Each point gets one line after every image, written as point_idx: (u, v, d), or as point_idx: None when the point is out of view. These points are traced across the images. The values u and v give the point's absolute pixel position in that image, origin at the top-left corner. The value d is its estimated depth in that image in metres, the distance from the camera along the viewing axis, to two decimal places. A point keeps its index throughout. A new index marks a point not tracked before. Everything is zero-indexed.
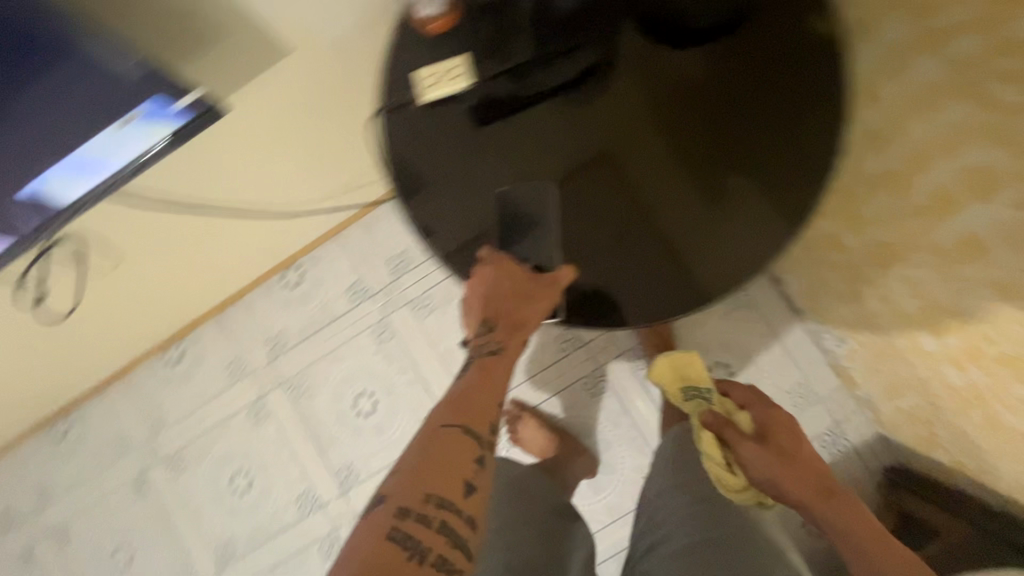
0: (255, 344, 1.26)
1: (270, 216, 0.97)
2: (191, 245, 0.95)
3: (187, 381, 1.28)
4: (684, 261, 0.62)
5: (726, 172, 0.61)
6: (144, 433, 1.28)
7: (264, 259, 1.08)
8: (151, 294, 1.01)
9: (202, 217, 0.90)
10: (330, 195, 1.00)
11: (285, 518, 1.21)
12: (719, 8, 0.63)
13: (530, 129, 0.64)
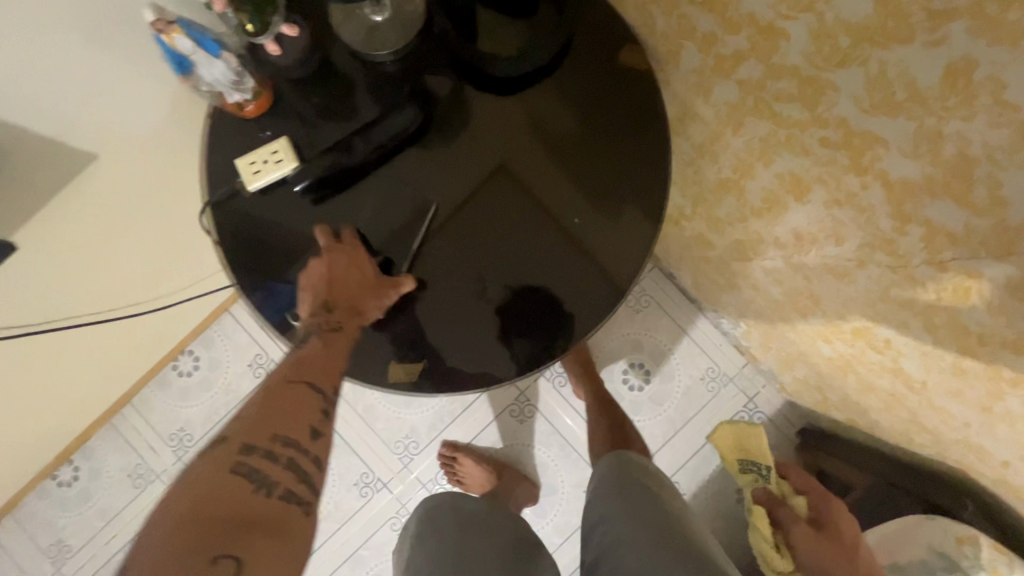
0: (157, 445, 1.16)
1: (134, 318, 0.89)
2: (48, 371, 0.85)
3: (86, 504, 1.16)
4: (566, 285, 0.63)
5: (601, 183, 0.64)
6: (46, 571, 1.15)
7: (140, 357, 1.00)
8: (13, 430, 0.90)
9: (50, 343, 0.79)
10: (200, 278, 0.95)
11: None
12: (543, 49, 0.62)
13: (378, 194, 0.62)
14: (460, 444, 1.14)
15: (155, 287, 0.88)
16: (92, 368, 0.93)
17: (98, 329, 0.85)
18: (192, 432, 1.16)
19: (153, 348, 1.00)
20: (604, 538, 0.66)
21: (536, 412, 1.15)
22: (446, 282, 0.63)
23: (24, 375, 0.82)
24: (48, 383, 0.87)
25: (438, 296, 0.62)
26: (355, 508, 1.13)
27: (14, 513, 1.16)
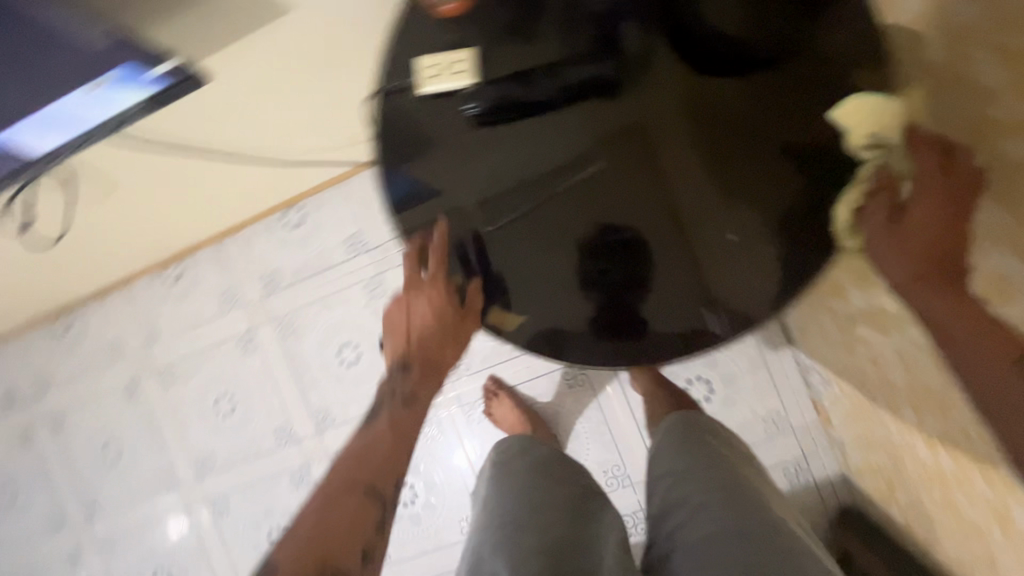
0: (249, 278, 1.27)
1: (264, 164, 0.95)
2: (185, 185, 0.94)
3: (183, 306, 1.31)
4: (684, 293, 0.60)
5: (755, 191, 0.58)
6: (139, 343, 1.33)
7: (258, 202, 1.06)
8: (144, 226, 1.02)
9: (196, 159, 0.89)
10: (328, 148, 0.97)
11: (263, 445, 1.29)
12: (756, 44, 0.57)
13: (530, 136, 0.61)
14: (506, 384, 1.18)
15: (289, 143, 0.92)
16: (218, 199, 1.01)
17: (233, 164, 0.92)
18: (281, 279, 1.26)
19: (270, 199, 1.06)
20: (670, 494, 0.67)
21: (589, 383, 1.15)
22: (572, 242, 0.60)
23: (166, 181, 0.91)
24: (181, 195, 0.96)
25: (543, 241, 0.61)
26: None
27: (129, 290, 1.34)
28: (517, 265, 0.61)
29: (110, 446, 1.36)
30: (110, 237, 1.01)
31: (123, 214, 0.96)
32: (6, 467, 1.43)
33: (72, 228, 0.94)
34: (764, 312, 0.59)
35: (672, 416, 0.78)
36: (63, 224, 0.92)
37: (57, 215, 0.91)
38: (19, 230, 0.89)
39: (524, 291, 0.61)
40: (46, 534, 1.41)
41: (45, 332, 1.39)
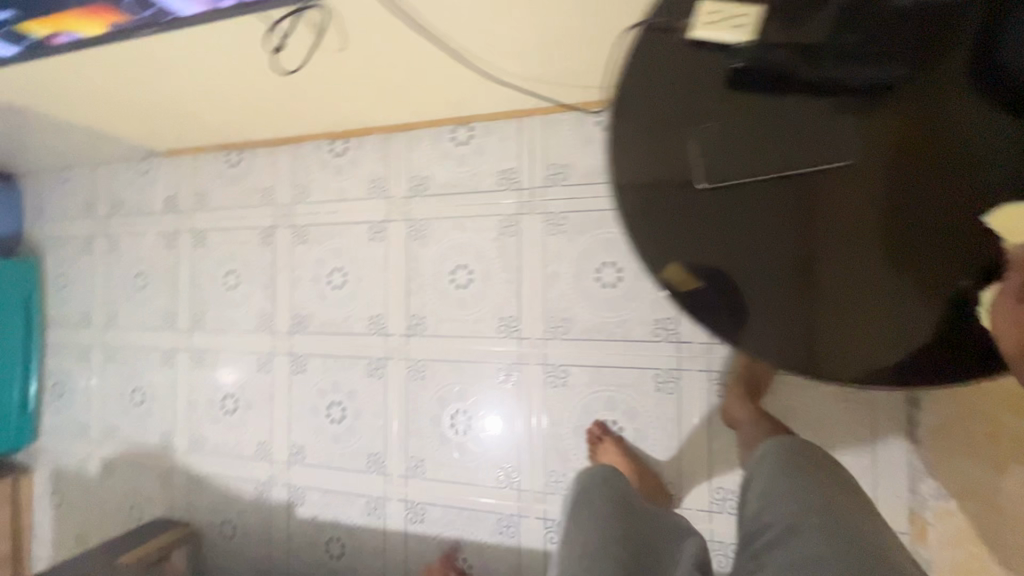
0: (401, 176, 1.35)
1: (468, 63, 0.97)
2: (410, 60, 0.97)
3: (337, 180, 1.41)
4: (840, 336, 0.56)
5: (913, 262, 0.55)
6: (288, 197, 1.46)
7: (459, 95, 1.11)
8: (356, 83, 1.07)
9: (434, 43, 0.91)
10: (546, 74, 1.01)
11: (354, 326, 1.39)
12: (991, 118, 0.54)
13: (753, 118, 0.58)
14: (611, 430, 1.18)
15: (516, 56, 0.94)
16: (413, 80, 1.05)
17: (461, 57, 0.95)
18: (429, 187, 1.32)
19: (468, 100, 1.14)
20: (760, 513, 0.78)
21: (677, 395, 1.14)
22: (761, 236, 0.58)
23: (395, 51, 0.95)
24: (385, 68, 1.01)
25: (684, 223, 0.60)
26: (488, 335, 1.27)
27: (297, 149, 1.45)
28: (699, 232, 0.59)
29: (231, 275, 1.52)
30: (309, 81, 1.08)
31: (330, 67, 1.01)
32: (146, 259, 1.63)
33: (307, 65, 0.99)
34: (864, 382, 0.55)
35: (773, 443, 0.85)
36: (305, 60, 0.97)
37: (303, 50, 0.95)
38: (271, 50, 0.93)
39: (692, 258, 0.59)
40: (155, 326, 1.60)
41: (216, 158, 1.54)
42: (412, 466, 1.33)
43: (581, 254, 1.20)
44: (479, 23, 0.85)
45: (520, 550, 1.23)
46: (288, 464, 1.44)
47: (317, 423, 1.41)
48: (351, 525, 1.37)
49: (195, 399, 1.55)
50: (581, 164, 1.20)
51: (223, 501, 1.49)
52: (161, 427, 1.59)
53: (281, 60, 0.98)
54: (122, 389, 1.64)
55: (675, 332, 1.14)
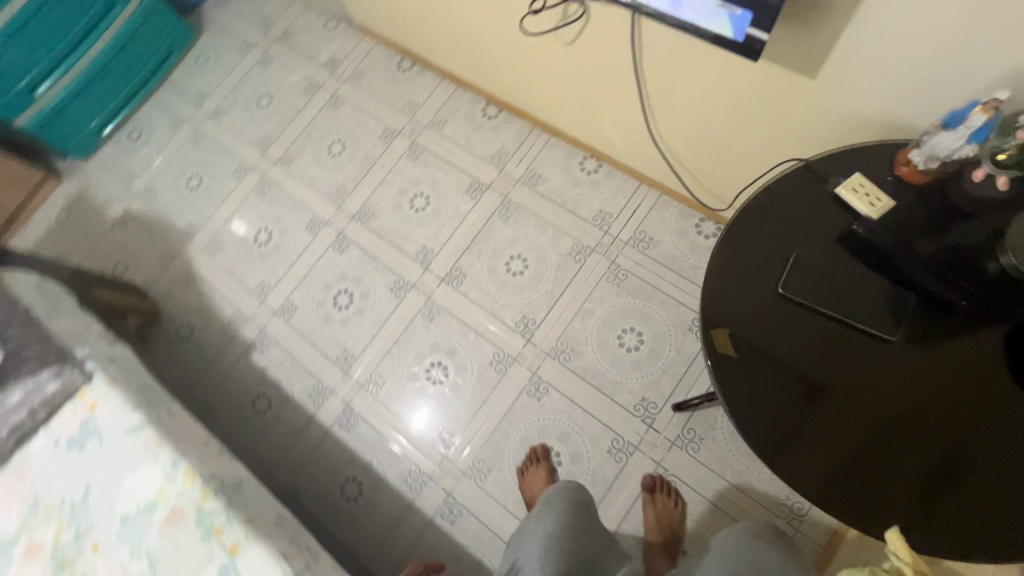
0: (522, 162, 1.51)
1: (645, 115, 1.14)
2: (611, 87, 1.14)
3: (472, 132, 1.57)
4: (788, 434, 0.67)
5: (874, 424, 0.66)
6: (426, 119, 1.62)
7: (621, 136, 1.29)
8: (559, 76, 1.25)
9: (636, 88, 1.08)
10: (694, 168, 1.18)
11: (406, 247, 1.50)
12: (994, 371, 0.66)
13: (834, 261, 0.72)
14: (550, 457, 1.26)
15: (685, 138, 1.11)
16: (596, 100, 1.23)
17: (646, 111, 1.13)
18: (539, 185, 1.47)
19: (626, 144, 1.30)
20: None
21: (621, 466, 1.23)
22: (781, 335, 0.70)
23: (606, 74, 1.12)
24: (584, 77, 1.18)
25: (739, 292, 0.73)
26: (505, 323, 1.38)
27: (459, 91, 1.62)
28: (757, 319, 0.71)
29: (337, 146, 1.65)
30: (522, 49, 1.26)
31: (549, 49, 1.19)
32: (280, 88, 1.78)
33: (541, 39, 1.17)
34: (780, 472, 0.66)
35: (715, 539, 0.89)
36: (544, 36, 1.14)
37: (547, 29, 1.13)
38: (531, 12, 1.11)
39: (739, 334, 0.71)
40: (249, 141, 1.73)
41: (391, 57, 1.72)
42: (372, 381, 1.41)
43: (619, 310, 1.33)
44: (679, 95, 1.02)
45: (411, 505, 1.29)
46: (273, 313, 1.52)
47: (321, 298, 1.51)
48: (289, 395, 1.43)
49: (237, 215, 1.65)
50: (663, 245, 1.35)
51: (199, 307, 1.57)
52: (192, 217, 1.68)
53: (529, 24, 1.15)
54: (186, 168, 1.75)
55: (652, 417, 1.25)
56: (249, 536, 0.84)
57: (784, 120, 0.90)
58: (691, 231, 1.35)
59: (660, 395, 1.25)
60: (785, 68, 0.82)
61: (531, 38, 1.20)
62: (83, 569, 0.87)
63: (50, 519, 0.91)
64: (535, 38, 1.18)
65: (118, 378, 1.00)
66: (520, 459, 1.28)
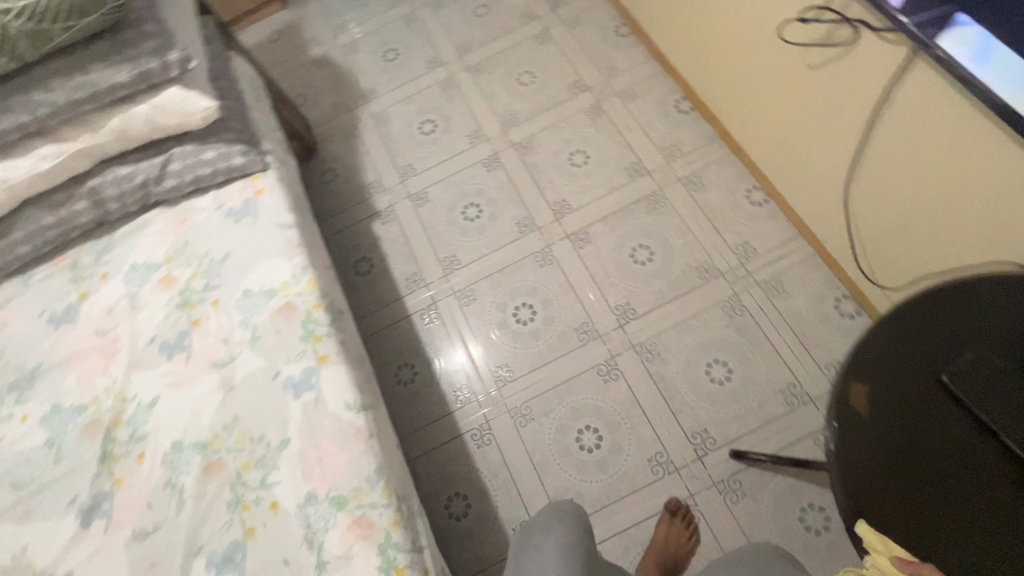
0: (692, 164, 1.49)
1: (851, 166, 1.09)
2: (830, 126, 1.10)
3: (656, 118, 1.56)
4: (883, 512, 0.64)
5: (981, 547, 0.61)
6: (618, 87, 1.62)
7: (807, 181, 1.24)
8: (777, 97, 1.21)
9: (858, 138, 1.04)
10: (872, 240, 1.12)
11: (546, 192, 1.53)
12: None
13: (1011, 376, 0.67)
14: (592, 438, 1.27)
15: (881, 207, 1.06)
16: (804, 133, 1.19)
17: (854, 165, 1.08)
18: (697, 192, 1.45)
19: (808, 191, 1.25)
20: None
21: (654, 478, 1.22)
22: (918, 419, 0.67)
23: (832, 112, 1.08)
24: (806, 107, 1.14)
25: (894, 361, 0.70)
26: (606, 300, 1.39)
27: (661, 75, 1.61)
28: (902, 392, 0.68)
29: (527, 76, 1.70)
30: (754, 56, 1.23)
31: (784, 66, 1.15)
32: (499, 4, 1.83)
33: (782, 54, 1.14)
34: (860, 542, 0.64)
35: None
36: (787, 52, 1.11)
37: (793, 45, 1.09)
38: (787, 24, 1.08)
39: (876, 397, 0.69)
40: (452, 39, 1.81)
41: (612, 17, 1.73)
42: (463, 293, 1.46)
43: (720, 341, 1.31)
44: (901, 161, 0.97)
45: (449, 414, 1.35)
46: (406, 195, 1.61)
47: (452, 202, 1.57)
48: (389, 271, 1.52)
49: (413, 99, 1.75)
50: (792, 302, 1.31)
51: (348, 162, 1.69)
52: (376, 84, 1.80)
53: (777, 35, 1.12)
54: (388, 40, 1.86)
55: (705, 451, 1.22)
56: (338, 356, 0.92)
57: (1009, 228, 0.84)
58: (828, 303, 1.29)
59: (723, 435, 1.23)
60: None
61: (771, 47, 1.16)
62: (200, 315, 0.99)
63: (190, 265, 1.04)
64: (777, 49, 1.14)
65: (283, 180, 1.11)
66: (563, 425, 1.29)
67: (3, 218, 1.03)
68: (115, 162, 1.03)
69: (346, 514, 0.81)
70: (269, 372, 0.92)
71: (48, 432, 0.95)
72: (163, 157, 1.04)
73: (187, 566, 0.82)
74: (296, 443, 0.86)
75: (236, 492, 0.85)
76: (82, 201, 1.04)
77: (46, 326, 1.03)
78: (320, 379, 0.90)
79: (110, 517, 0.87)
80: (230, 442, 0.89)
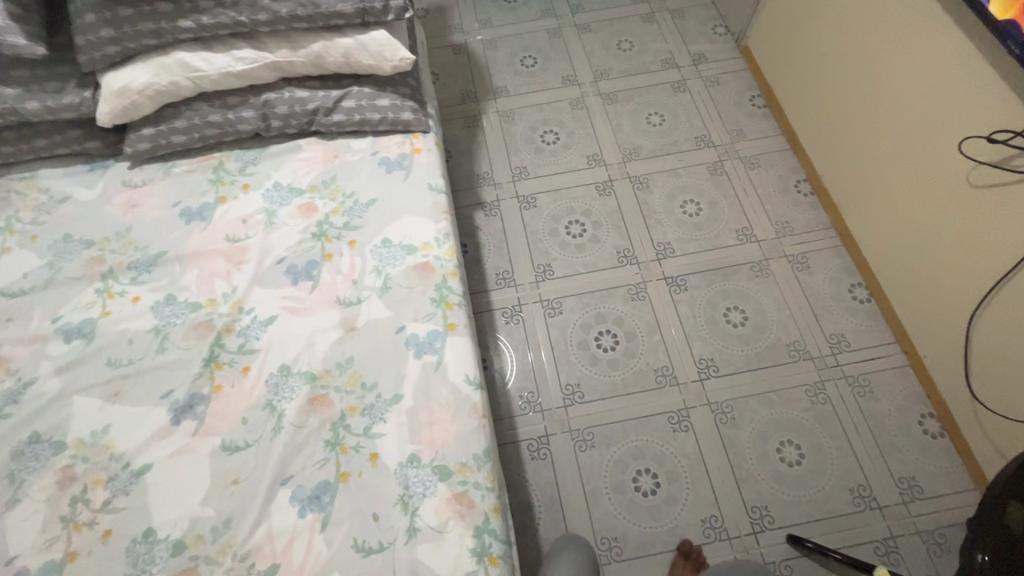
0: (801, 245, 1.50)
1: (988, 291, 1.10)
2: (975, 246, 1.11)
3: (774, 191, 1.59)
4: None
5: None
6: (742, 152, 1.66)
7: (928, 293, 1.25)
8: (919, 205, 1.23)
9: (1009, 264, 1.05)
10: (989, 367, 1.12)
11: (653, 231, 1.55)
12: None
13: None
14: (649, 482, 1.25)
15: (1014, 338, 1.06)
16: (939, 249, 1.20)
17: (993, 291, 1.09)
18: (801, 272, 1.46)
19: (925, 302, 1.26)
20: None
21: (703, 540, 1.19)
22: None
23: (984, 234, 1.09)
24: (951, 223, 1.16)
25: None
26: (691, 351, 1.38)
27: (787, 154, 1.65)
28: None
29: (656, 117, 1.73)
30: (905, 160, 1.25)
31: (939, 178, 1.17)
32: (643, 44, 1.89)
33: (940, 165, 1.16)
34: None
35: None
36: (950, 163, 1.13)
37: (960, 159, 1.11)
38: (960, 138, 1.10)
39: None
40: (591, 64, 1.86)
41: (749, 86, 1.78)
42: (549, 303, 1.46)
43: (797, 423, 1.29)
44: None
45: (510, 417, 1.33)
46: (515, 195, 1.63)
47: (558, 214, 1.59)
48: (481, 261, 1.53)
49: (541, 107, 1.78)
50: (877, 405, 1.30)
51: (465, 147, 1.72)
52: (508, 83, 1.84)
53: (943, 145, 1.15)
54: (528, 47, 1.92)
55: (762, 528, 1.20)
56: (466, 327, 0.92)
57: None
58: (913, 418, 1.28)
59: (782, 518, 1.20)
60: None
61: (931, 156, 1.18)
62: (333, 250, 0.99)
63: (333, 200, 1.04)
64: (938, 160, 1.16)
65: (439, 147, 1.12)
66: (623, 461, 1.27)
67: (171, 104, 1.04)
68: (295, 83, 1.05)
69: (448, 486, 0.79)
70: (394, 324, 0.91)
71: (157, 319, 0.93)
72: (340, 92, 1.06)
73: (272, 492, 0.79)
74: (409, 401, 0.85)
75: (336, 433, 0.83)
76: (250, 109, 1.05)
77: (178, 217, 1.03)
78: (444, 345, 0.89)
79: (201, 421, 0.85)
80: (340, 381, 0.87)
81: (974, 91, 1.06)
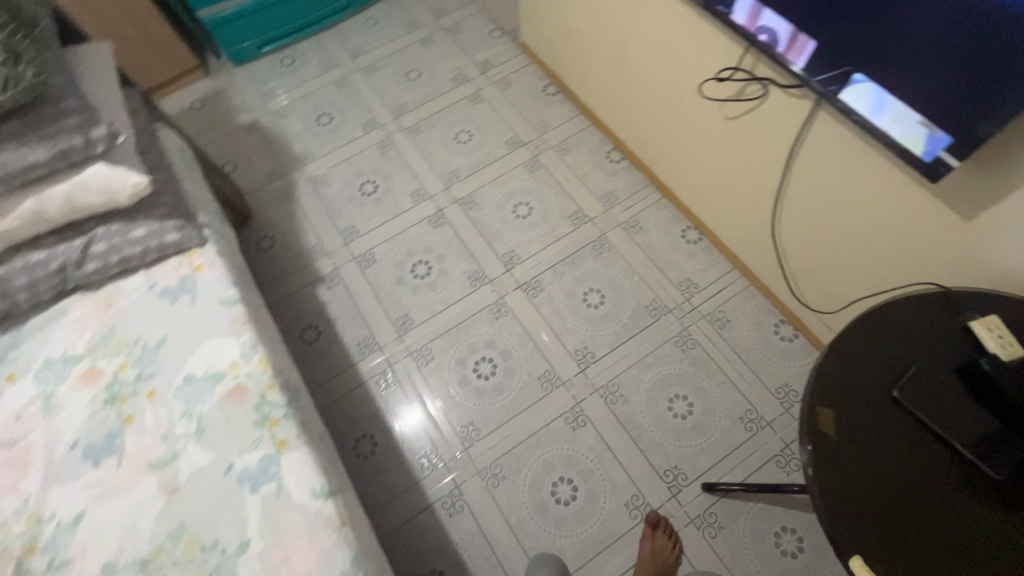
0: (629, 209, 1.57)
1: (776, 204, 1.20)
2: (752, 169, 1.21)
3: (591, 168, 1.65)
4: (856, 518, 0.67)
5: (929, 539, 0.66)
6: (552, 141, 1.71)
7: (738, 219, 1.35)
8: (701, 145, 1.32)
9: (779, 177, 1.15)
10: (802, 267, 1.23)
11: (495, 245, 1.55)
12: None
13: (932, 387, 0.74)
14: (567, 490, 1.25)
15: (807, 236, 1.16)
16: (730, 179, 1.30)
17: (778, 202, 1.19)
18: (638, 235, 1.53)
19: (739, 228, 1.36)
20: None
21: (633, 523, 1.21)
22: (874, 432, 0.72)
23: (753, 157, 1.19)
24: (729, 154, 1.25)
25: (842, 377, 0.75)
26: (564, 346, 1.40)
27: (591, 129, 1.72)
28: (867, 399, 0.74)
29: (463, 134, 1.75)
30: (675, 110, 1.34)
31: (704, 119, 1.26)
32: (430, 68, 1.90)
33: (701, 108, 1.25)
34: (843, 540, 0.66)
35: None
36: (706, 104, 1.22)
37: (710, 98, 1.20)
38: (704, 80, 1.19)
39: (840, 415, 0.73)
40: (387, 102, 1.84)
41: (539, 78, 1.84)
42: (419, 353, 1.42)
43: (677, 375, 1.35)
44: (815, 193, 1.08)
45: (415, 483, 1.27)
46: (352, 257, 1.57)
47: (400, 262, 1.55)
48: (339, 336, 1.46)
49: (351, 160, 1.74)
50: (737, 331, 1.39)
51: (287, 226, 1.63)
52: (311, 147, 1.78)
53: (695, 90, 1.23)
54: (320, 105, 1.86)
55: (679, 487, 1.23)
56: (299, 439, 0.85)
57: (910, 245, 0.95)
58: (769, 329, 1.38)
59: (694, 470, 1.25)
60: (932, 194, 0.87)
61: (692, 103, 1.27)
62: (132, 411, 0.88)
63: (118, 354, 0.93)
64: (698, 104, 1.25)
65: (224, 254, 1.04)
66: (537, 479, 1.26)
67: None
68: (27, 247, 0.93)
69: None
70: (220, 466, 0.83)
71: None
72: (84, 238, 0.96)
73: None
74: (258, 543, 0.77)
75: None
76: None
77: None
78: (280, 467, 0.82)
79: None
80: (176, 554, 0.78)
81: (696, 40, 1.15)
